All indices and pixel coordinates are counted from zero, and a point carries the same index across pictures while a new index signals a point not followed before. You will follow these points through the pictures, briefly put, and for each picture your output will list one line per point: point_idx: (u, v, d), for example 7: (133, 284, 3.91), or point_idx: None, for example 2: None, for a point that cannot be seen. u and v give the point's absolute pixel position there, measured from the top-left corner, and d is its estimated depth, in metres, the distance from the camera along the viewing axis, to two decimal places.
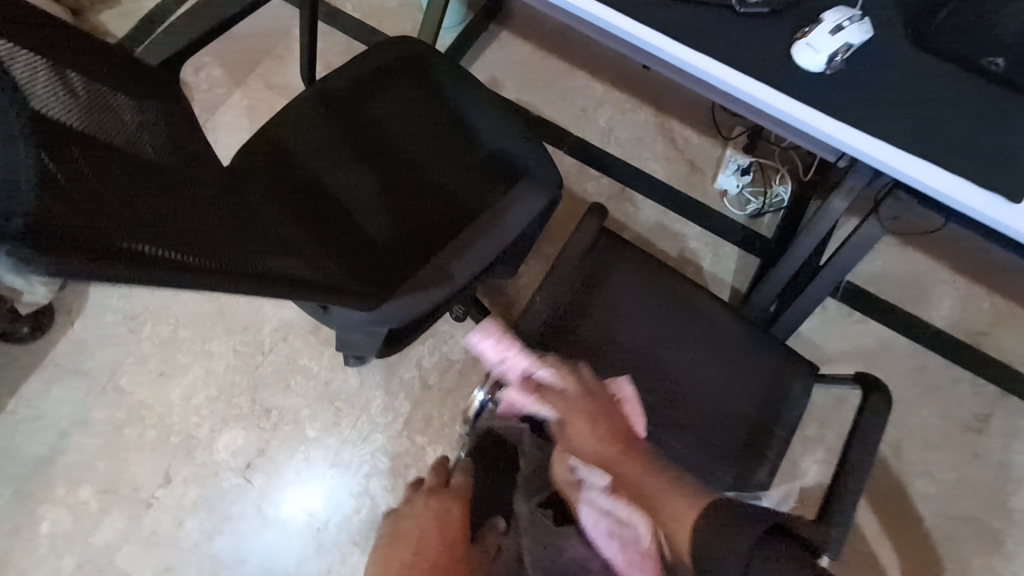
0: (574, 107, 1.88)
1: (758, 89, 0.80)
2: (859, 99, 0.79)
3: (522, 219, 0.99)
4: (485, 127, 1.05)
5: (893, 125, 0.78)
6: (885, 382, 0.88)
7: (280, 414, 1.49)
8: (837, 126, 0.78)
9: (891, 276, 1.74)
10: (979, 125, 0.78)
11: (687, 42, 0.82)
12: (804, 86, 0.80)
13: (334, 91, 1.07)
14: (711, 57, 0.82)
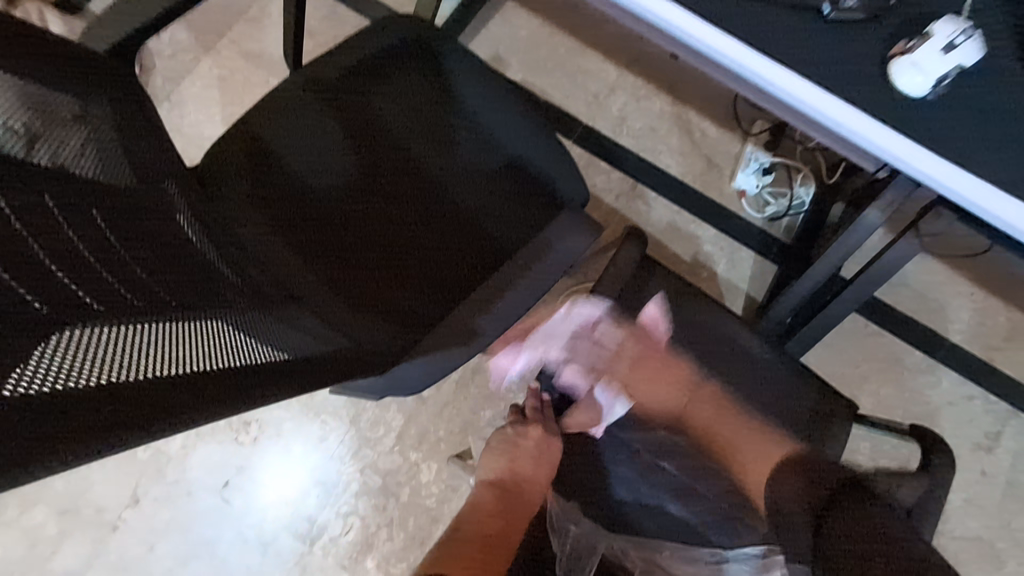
0: (584, 92, 1.73)
1: (822, 104, 0.75)
2: (963, 130, 0.73)
3: (565, 260, 0.69)
4: (501, 128, 0.90)
5: (994, 163, 0.73)
6: (945, 441, 0.84)
7: (259, 427, 1.35)
8: (936, 163, 0.73)
9: (911, 285, 1.64)
10: None
11: (779, 59, 0.76)
12: (905, 113, 0.74)
13: (321, 79, 0.91)
14: (806, 77, 0.75)
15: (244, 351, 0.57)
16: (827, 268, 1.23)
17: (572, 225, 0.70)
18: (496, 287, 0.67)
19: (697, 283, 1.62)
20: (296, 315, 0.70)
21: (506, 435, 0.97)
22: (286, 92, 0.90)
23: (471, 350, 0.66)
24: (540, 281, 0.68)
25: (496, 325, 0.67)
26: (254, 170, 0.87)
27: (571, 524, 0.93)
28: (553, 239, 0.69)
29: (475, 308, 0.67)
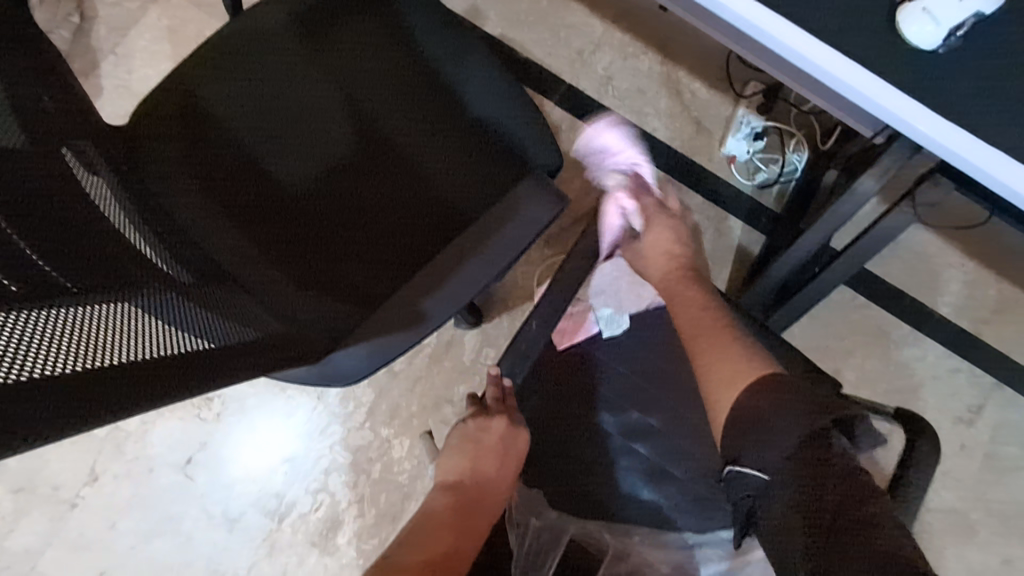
0: (567, 48, 1.62)
1: (817, 52, 0.67)
2: (974, 91, 0.66)
3: (525, 235, 0.61)
4: (467, 85, 0.82)
5: (1005, 127, 0.66)
6: (929, 424, 0.80)
7: (223, 402, 1.30)
8: (940, 125, 0.66)
9: (901, 257, 1.58)
10: None
11: (771, 5, 0.68)
12: (907, 70, 0.66)
13: (265, 27, 0.81)
14: (800, 26, 0.67)
15: (153, 341, 0.50)
16: (817, 239, 1.17)
17: (534, 194, 0.61)
18: (447, 264, 0.60)
19: None
20: (227, 296, 0.63)
21: (467, 433, 0.91)
22: (224, 42, 0.81)
23: (420, 335, 0.59)
24: (499, 256, 0.60)
25: (447, 308, 0.60)
26: (187, 130, 0.78)
27: (530, 517, 0.87)
28: (513, 209, 0.61)
29: (420, 287, 0.60)
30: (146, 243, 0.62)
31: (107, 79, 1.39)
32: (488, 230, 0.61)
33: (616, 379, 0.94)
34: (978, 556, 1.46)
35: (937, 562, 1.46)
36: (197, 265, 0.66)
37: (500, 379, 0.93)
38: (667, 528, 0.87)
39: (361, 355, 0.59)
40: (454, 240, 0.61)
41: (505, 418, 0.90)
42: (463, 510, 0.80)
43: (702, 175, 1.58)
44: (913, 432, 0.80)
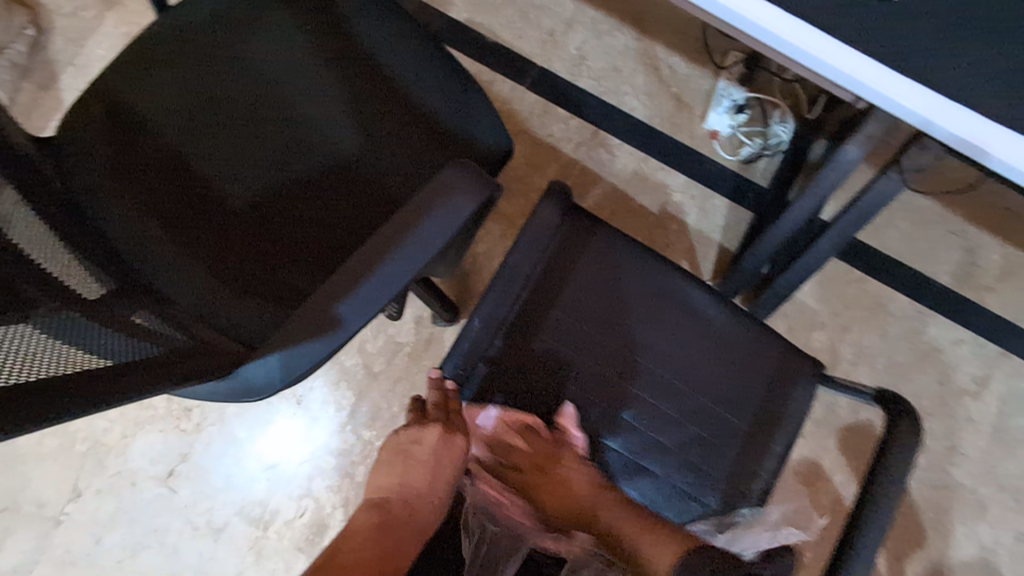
0: (538, 30, 1.56)
1: (762, 14, 0.64)
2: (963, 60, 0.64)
3: (443, 232, 0.57)
4: (403, 73, 0.78)
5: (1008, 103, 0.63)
6: (913, 405, 0.76)
7: (201, 413, 1.29)
8: (943, 106, 0.62)
9: (897, 226, 1.52)
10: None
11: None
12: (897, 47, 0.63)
13: (192, 24, 0.78)
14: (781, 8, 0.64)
15: (53, 362, 0.46)
16: (809, 209, 1.11)
17: (453, 185, 0.57)
18: (365, 262, 0.56)
19: (665, 236, 1.49)
20: (140, 310, 0.59)
21: (398, 444, 0.84)
22: (151, 44, 0.78)
23: (334, 341, 0.55)
24: (416, 255, 0.56)
25: (366, 310, 0.56)
26: (113, 137, 0.75)
27: (490, 524, 0.78)
28: (433, 203, 0.57)
29: (337, 288, 0.56)
30: (57, 254, 0.59)
31: (67, 92, 1.36)
32: (407, 222, 0.57)
33: (601, 376, 0.86)
34: (990, 533, 1.39)
35: (947, 541, 1.38)
36: (119, 279, 0.63)
37: (442, 381, 0.85)
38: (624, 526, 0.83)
39: (271, 365, 0.54)
40: (370, 240, 0.57)
41: (439, 426, 0.83)
42: (377, 534, 0.74)
43: (683, 154, 1.52)
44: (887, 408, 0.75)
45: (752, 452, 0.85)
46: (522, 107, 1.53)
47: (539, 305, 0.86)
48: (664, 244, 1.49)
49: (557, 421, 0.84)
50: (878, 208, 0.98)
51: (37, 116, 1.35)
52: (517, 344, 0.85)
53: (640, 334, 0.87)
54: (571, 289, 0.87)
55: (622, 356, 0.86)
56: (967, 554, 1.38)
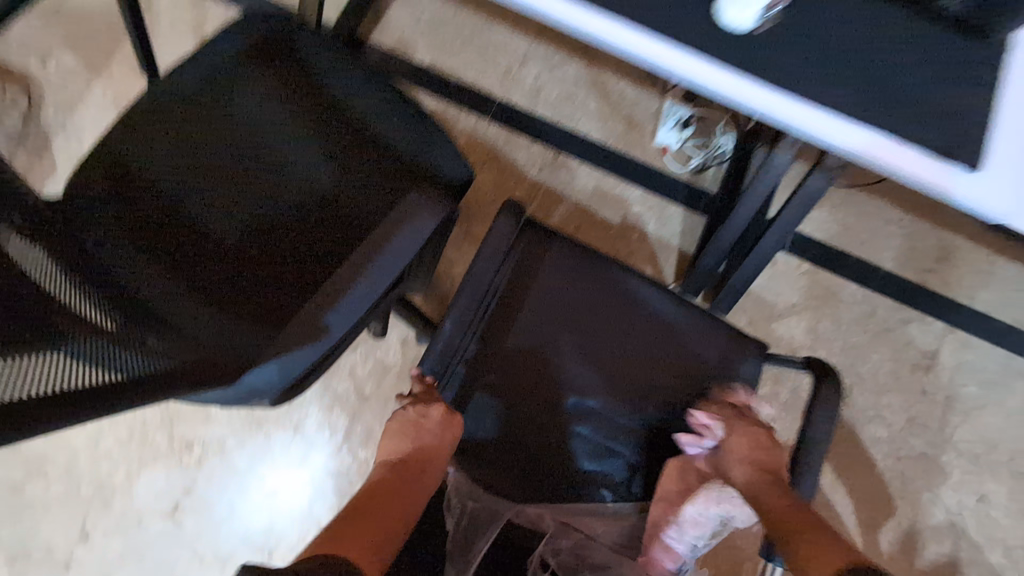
0: (496, 67, 1.70)
1: (663, 49, 0.69)
2: (889, 97, 0.67)
3: (413, 245, 0.65)
4: (373, 116, 0.90)
5: (929, 127, 0.66)
6: (836, 368, 0.86)
7: (202, 446, 1.35)
8: (868, 140, 0.66)
9: (839, 219, 1.65)
10: (923, 83, 0.67)
11: (677, 42, 0.69)
12: (826, 87, 0.67)
13: (182, 86, 0.89)
14: (710, 61, 0.69)
15: (79, 373, 0.54)
16: (750, 212, 1.24)
17: (418, 206, 0.66)
18: (347, 274, 0.62)
19: (628, 245, 1.61)
20: (148, 331, 0.66)
21: (409, 418, 0.90)
22: (147, 106, 0.88)
23: (323, 345, 0.61)
24: (392, 264, 0.64)
25: (349, 317, 0.62)
26: (117, 190, 0.85)
27: (468, 501, 0.87)
28: (403, 219, 0.65)
29: (322, 300, 0.62)
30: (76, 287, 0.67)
31: (61, 155, 1.46)
32: (382, 238, 0.64)
33: (568, 372, 0.95)
34: (955, 496, 1.49)
35: (916, 507, 1.48)
36: (120, 305, 0.69)
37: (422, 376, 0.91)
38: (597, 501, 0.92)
39: (270, 371, 0.59)
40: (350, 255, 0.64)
41: (442, 405, 0.89)
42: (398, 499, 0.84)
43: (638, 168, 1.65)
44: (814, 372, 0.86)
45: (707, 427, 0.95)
46: (487, 138, 1.65)
47: (506, 312, 0.96)
48: (627, 252, 1.60)
49: (539, 414, 0.93)
50: (809, 204, 1.10)
51: (34, 181, 1.44)
52: (489, 347, 0.94)
53: (598, 331, 0.97)
54: (534, 294, 0.97)
55: (583, 353, 0.96)
56: (936, 519, 1.47)
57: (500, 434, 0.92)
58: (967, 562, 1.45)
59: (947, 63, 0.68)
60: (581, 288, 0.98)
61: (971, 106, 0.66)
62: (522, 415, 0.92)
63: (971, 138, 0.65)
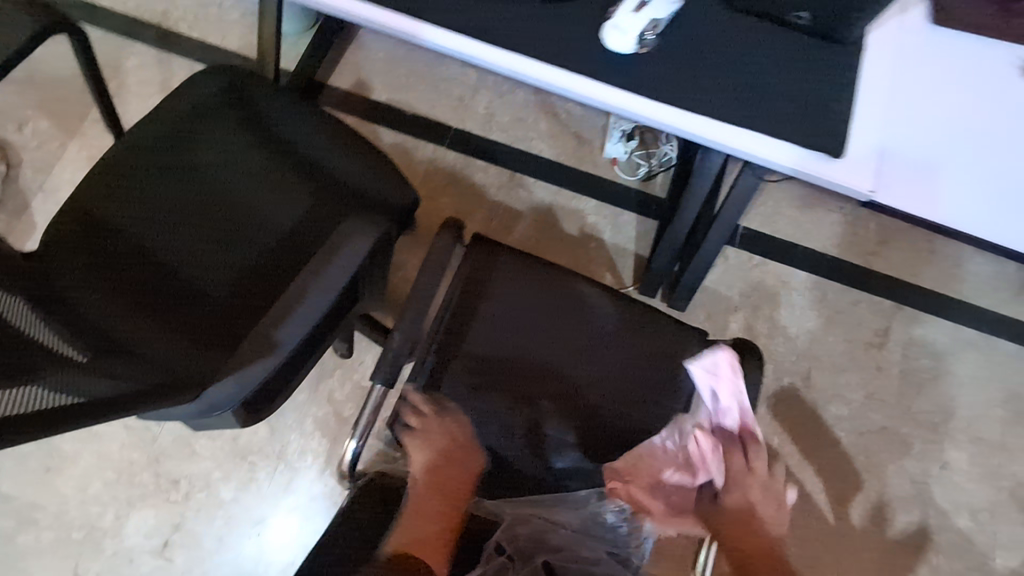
0: (449, 97, 1.78)
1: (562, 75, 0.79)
2: (768, 99, 0.77)
3: (351, 264, 0.73)
4: (323, 152, 1.00)
5: (794, 119, 0.75)
6: (759, 347, 0.92)
7: (189, 482, 1.40)
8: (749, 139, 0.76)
9: (785, 213, 1.74)
10: (789, 80, 0.77)
11: (580, 69, 0.79)
12: (711, 96, 0.77)
13: (148, 139, 0.98)
14: (609, 83, 0.78)
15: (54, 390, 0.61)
16: (691, 214, 1.34)
17: (353, 230, 0.74)
18: (293, 294, 0.70)
19: (587, 254, 1.69)
20: (121, 358, 0.74)
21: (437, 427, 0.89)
22: (115, 159, 0.97)
23: (272, 362, 0.69)
24: (335, 283, 0.72)
25: (296, 333, 0.70)
26: (92, 236, 0.93)
27: None
28: (340, 244, 0.73)
29: (272, 319, 0.70)
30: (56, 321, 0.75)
31: (39, 215, 1.53)
32: (323, 260, 0.73)
33: (521, 374, 1.02)
34: (917, 465, 1.56)
35: (881, 479, 1.54)
36: (98, 337, 0.77)
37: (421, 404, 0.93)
38: (557, 492, 0.98)
39: (230, 387, 0.69)
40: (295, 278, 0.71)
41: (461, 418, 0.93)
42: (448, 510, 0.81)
43: (591, 181, 1.74)
44: (740, 350, 0.92)
45: (655, 413, 1.02)
46: (445, 164, 1.73)
47: (458, 323, 1.03)
48: (587, 260, 1.68)
49: (495, 414, 0.99)
50: (746, 201, 1.19)
51: (14, 241, 1.51)
52: (445, 357, 1.01)
53: (546, 333, 1.04)
54: (484, 304, 1.04)
55: (534, 354, 1.03)
56: (901, 489, 1.54)
57: None
58: (935, 528, 1.52)
59: (808, 61, 0.79)
60: (530, 295, 1.05)
61: (829, 97, 0.77)
62: (480, 417, 0.99)
63: (830, 124, 0.75)
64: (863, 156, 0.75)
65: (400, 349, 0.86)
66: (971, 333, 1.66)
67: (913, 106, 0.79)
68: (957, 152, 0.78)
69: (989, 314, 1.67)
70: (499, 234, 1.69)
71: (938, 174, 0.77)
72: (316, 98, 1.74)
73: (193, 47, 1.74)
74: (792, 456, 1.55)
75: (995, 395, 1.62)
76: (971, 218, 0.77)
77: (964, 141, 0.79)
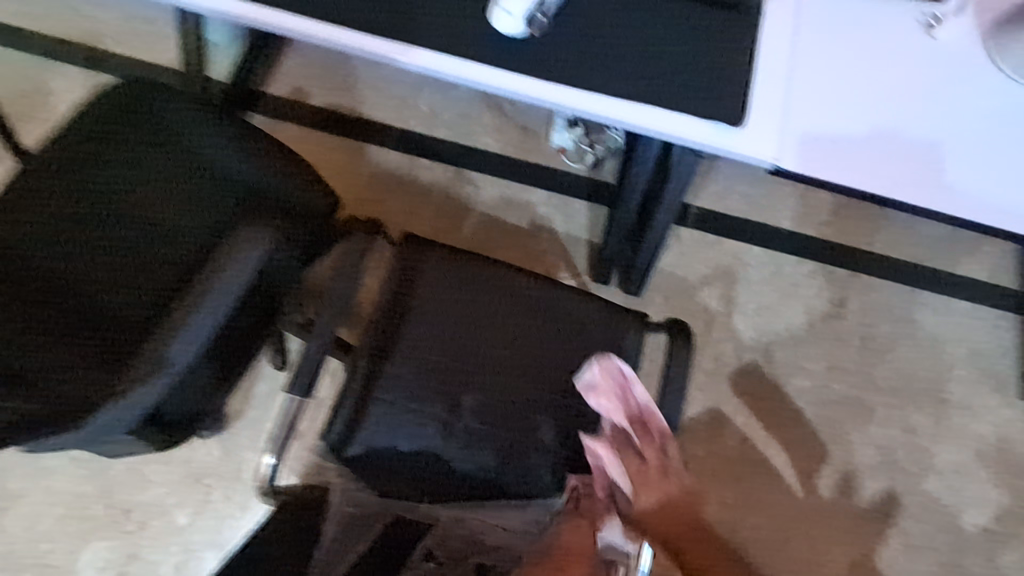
0: (389, 96, 1.74)
1: (475, 69, 0.84)
2: (661, 76, 0.83)
3: (245, 274, 0.71)
4: (233, 162, 0.98)
5: (687, 96, 0.82)
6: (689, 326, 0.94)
7: (142, 510, 1.36)
8: (648, 115, 0.82)
9: (737, 189, 1.72)
10: (686, 58, 0.84)
11: (486, 59, 0.84)
12: (612, 77, 0.83)
13: (54, 163, 0.97)
14: (517, 71, 0.83)
15: None
16: (635, 197, 1.33)
17: (245, 237, 0.72)
18: (184, 308, 0.68)
19: (539, 246, 1.67)
20: None
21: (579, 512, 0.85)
22: (23, 186, 0.96)
23: (165, 380, 0.67)
24: (227, 294, 0.70)
25: (191, 349, 0.68)
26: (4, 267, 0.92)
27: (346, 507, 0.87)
28: (229, 255, 0.70)
29: (164, 335, 0.68)
30: None
31: None
32: (214, 271, 0.70)
33: (460, 372, 1.00)
34: (881, 431, 1.56)
35: (846, 448, 1.55)
36: None
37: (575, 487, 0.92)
38: (498, 492, 0.95)
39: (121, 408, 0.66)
40: (186, 293, 0.69)
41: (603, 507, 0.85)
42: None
43: (539, 172, 1.71)
44: (672, 336, 0.94)
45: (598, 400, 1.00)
46: (389, 166, 1.69)
47: (392, 325, 1.00)
48: (540, 253, 1.66)
49: (435, 417, 0.97)
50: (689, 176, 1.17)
51: None
52: (380, 360, 0.98)
53: (484, 328, 1.02)
54: (419, 304, 1.02)
55: (473, 351, 1.01)
56: (867, 456, 1.54)
57: (400, 443, 0.95)
58: (903, 493, 1.52)
59: (704, 40, 0.84)
60: (464, 291, 1.03)
61: (722, 73, 0.83)
62: (419, 420, 0.96)
63: (724, 100, 0.82)
64: (765, 125, 0.82)
65: (316, 357, 0.83)
66: (927, 296, 1.66)
67: (875, 96, 0.86)
68: (943, 122, 0.85)
69: (943, 275, 1.67)
70: (449, 232, 1.67)
71: (941, 148, 0.84)
72: (252, 106, 1.69)
73: (119, 63, 1.68)
74: (757, 432, 1.55)
75: (954, 356, 1.62)
76: (979, 186, 0.83)
77: (939, 109, 0.86)
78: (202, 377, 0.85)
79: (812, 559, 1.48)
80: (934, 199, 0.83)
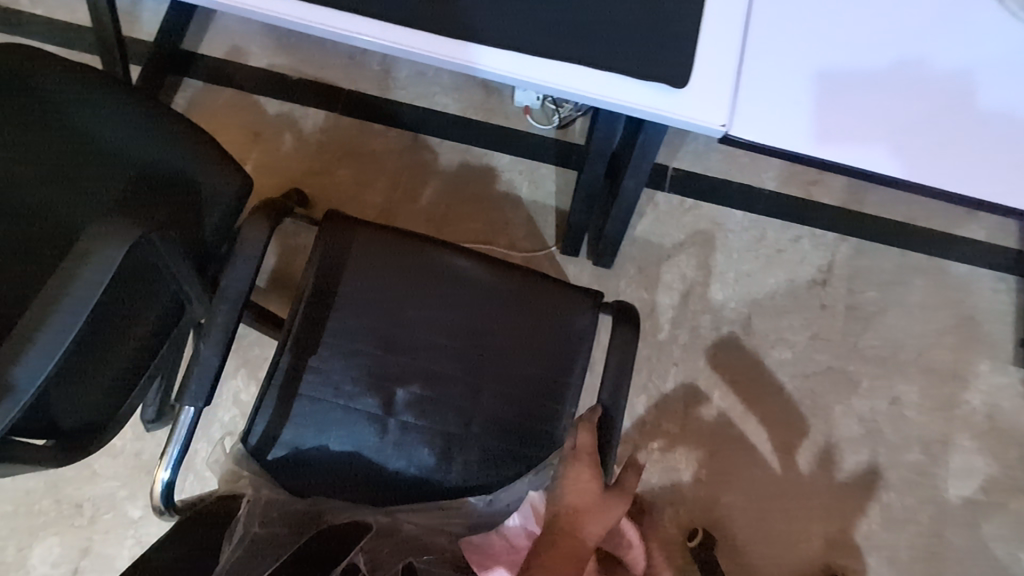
0: (336, 55, 1.58)
1: (377, 29, 0.71)
2: (594, 27, 0.71)
3: (99, 284, 0.62)
4: (130, 141, 0.88)
5: (616, 52, 0.70)
6: (636, 315, 0.86)
7: (94, 504, 1.31)
8: (580, 77, 0.70)
9: (718, 148, 1.58)
10: (625, 8, 0.71)
11: (386, 15, 0.71)
12: (534, 32, 0.70)
13: None
14: (423, 28, 0.71)
15: None
16: (596, 165, 1.21)
17: (98, 238, 0.63)
18: (29, 325, 0.60)
19: (503, 215, 1.55)
20: None
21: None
22: None
23: (15, 406, 0.59)
24: (79, 306, 0.61)
25: (41, 371, 0.60)
26: None
27: (254, 526, 0.80)
28: (83, 257, 0.62)
29: (7, 356, 0.60)
30: None
31: None
32: (64, 281, 0.62)
33: (396, 366, 0.91)
34: (865, 402, 1.49)
35: (828, 421, 1.48)
36: None
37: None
38: (431, 493, 0.90)
39: None
40: (32, 303, 0.61)
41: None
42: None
43: (502, 134, 1.58)
44: (617, 321, 0.86)
45: (548, 395, 0.92)
46: (340, 132, 1.56)
47: (318, 319, 0.91)
48: (504, 224, 1.55)
49: (368, 421, 0.90)
50: (652, 141, 1.04)
51: None
52: (307, 356, 0.90)
53: (422, 316, 0.92)
54: (351, 291, 0.92)
55: (411, 341, 0.92)
56: (848, 429, 1.48)
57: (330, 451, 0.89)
58: (886, 466, 1.47)
59: None
60: (410, 269, 0.93)
61: (666, 27, 0.71)
62: (349, 426, 0.90)
63: (667, 57, 0.70)
64: (716, 87, 0.70)
65: (212, 364, 0.75)
66: (921, 259, 1.55)
67: (871, 39, 0.74)
68: (964, 47, 0.74)
69: (938, 237, 1.56)
70: (406, 204, 1.55)
71: (970, 79, 0.73)
72: (187, 71, 1.55)
73: (40, 27, 1.49)
74: (734, 407, 1.48)
75: (945, 323, 1.53)
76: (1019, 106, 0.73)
77: (952, 44, 0.74)
78: (100, 384, 0.78)
79: (788, 534, 1.44)
80: (974, 142, 0.72)
